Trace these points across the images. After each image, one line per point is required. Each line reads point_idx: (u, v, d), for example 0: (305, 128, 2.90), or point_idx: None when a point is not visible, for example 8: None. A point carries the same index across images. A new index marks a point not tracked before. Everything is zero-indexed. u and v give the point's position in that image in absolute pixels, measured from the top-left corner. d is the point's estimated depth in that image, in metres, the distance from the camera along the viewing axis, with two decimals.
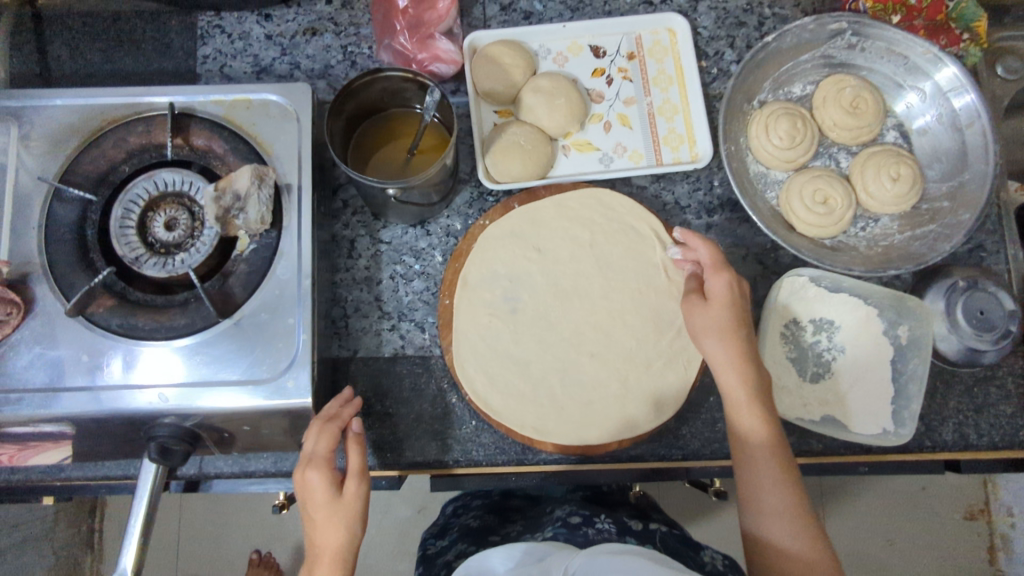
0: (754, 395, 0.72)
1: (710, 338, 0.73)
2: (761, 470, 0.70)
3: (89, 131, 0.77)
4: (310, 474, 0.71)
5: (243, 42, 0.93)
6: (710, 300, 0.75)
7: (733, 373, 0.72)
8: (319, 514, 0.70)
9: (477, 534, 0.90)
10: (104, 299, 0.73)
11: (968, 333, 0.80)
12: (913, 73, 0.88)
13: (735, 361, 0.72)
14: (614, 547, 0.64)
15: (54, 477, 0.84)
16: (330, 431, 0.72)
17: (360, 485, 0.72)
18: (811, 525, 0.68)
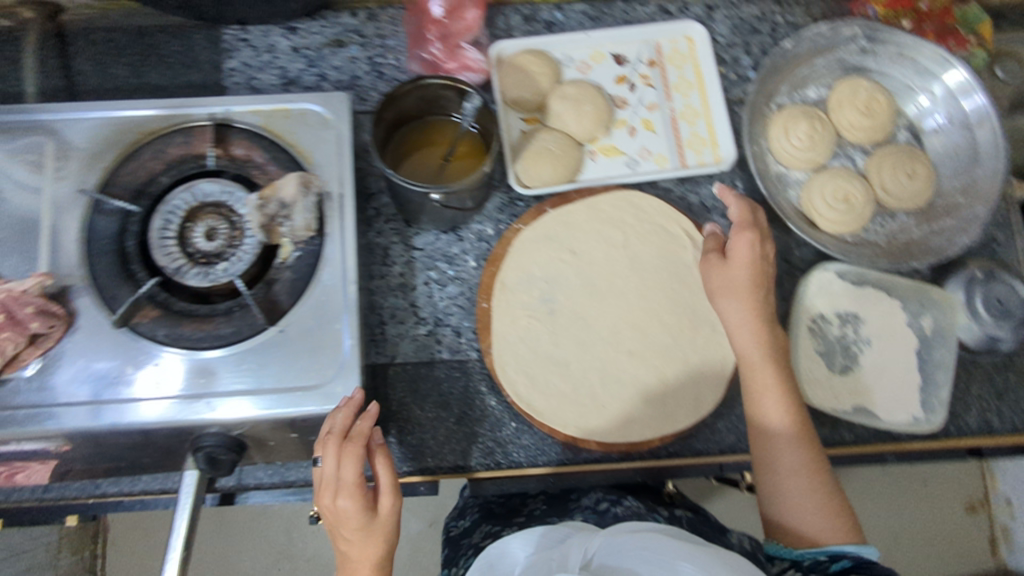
0: (772, 362, 0.76)
1: (727, 301, 0.78)
2: (777, 435, 0.74)
3: (127, 144, 0.77)
4: (341, 500, 0.67)
5: (269, 55, 0.94)
6: (728, 263, 0.79)
7: (752, 339, 0.76)
8: (355, 535, 0.68)
9: (503, 516, 0.88)
10: (148, 310, 0.73)
11: (990, 322, 0.83)
12: (923, 76, 0.92)
13: (751, 321, 0.77)
14: (632, 524, 0.65)
15: (89, 493, 0.83)
16: (354, 452, 0.67)
17: (394, 500, 0.70)
18: (823, 482, 0.72)
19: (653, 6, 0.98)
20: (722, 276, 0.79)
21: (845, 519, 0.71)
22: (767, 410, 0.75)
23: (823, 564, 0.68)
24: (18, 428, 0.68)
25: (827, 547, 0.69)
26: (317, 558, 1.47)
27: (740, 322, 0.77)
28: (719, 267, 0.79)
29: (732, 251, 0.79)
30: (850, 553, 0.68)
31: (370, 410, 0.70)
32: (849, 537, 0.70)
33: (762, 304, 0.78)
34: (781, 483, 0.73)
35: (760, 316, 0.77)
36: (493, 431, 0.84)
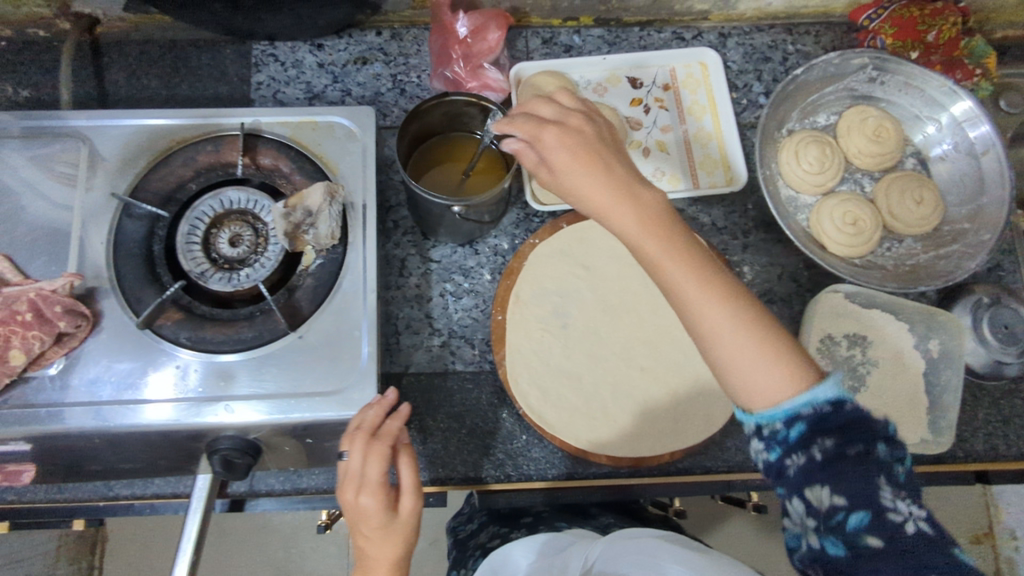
0: (653, 225, 0.57)
1: (598, 193, 0.58)
2: (692, 296, 0.55)
3: (158, 150, 0.80)
4: (363, 497, 0.65)
5: (296, 70, 0.97)
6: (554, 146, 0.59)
7: (607, 204, 0.58)
8: (374, 535, 0.65)
9: (507, 517, 0.91)
10: (171, 313, 0.74)
11: (996, 347, 0.85)
12: (930, 105, 0.94)
13: (604, 193, 0.57)
14: (631, 530, 0.68)
15: (101, 495, 0.83)
16: (380, 450, 0.66)
17: (415, 501, 0.68)
18: (776, 343, 0.54)
19: (668, 33, 1.01)
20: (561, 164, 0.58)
21: (798, 364, 0.54)
22: (673, 278, 0.56)
23: (779, 433, 0.53)
24: (41, 426, 0.69)
25: (783, 407, 0.53)
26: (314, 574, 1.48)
27: (584, 191, 0.58)
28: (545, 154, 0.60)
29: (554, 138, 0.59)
30: (815, 405, 0.52)
31: (401, 411, 0.70)
32: (812, 383, 0.53)
33: (606, 165, 0.59)
34: (717, 351, 0.55)
35: (583, 169, 0.58)
36: (504, 443, 0.85)
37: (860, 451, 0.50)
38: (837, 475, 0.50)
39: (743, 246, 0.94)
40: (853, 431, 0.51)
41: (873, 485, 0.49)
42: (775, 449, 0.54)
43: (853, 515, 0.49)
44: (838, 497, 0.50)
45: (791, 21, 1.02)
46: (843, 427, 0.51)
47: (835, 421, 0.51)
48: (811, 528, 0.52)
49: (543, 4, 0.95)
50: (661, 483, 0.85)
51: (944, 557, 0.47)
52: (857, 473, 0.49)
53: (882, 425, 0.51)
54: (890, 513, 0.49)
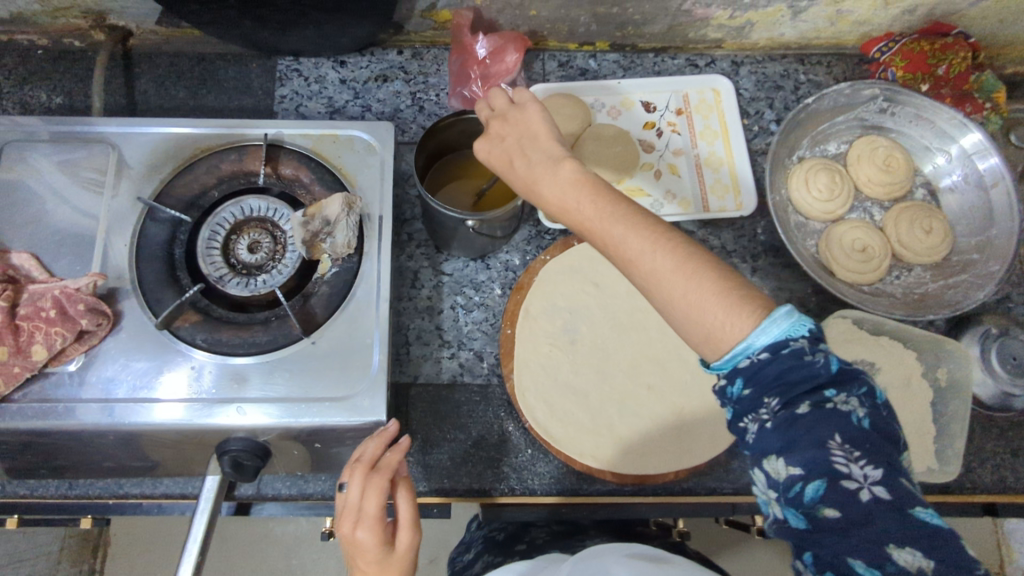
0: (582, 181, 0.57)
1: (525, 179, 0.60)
2: (618, 252, 0.55)
3: (183, 158, 0.82)
4: (360, 531, 0.63)
5: (318, 85, 1.00)
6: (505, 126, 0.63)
7: (533, 181, 0.60)
8: (370, 571, 0.63)
9: (502, 544, 0.87)
10: (189, 315, 0.76)
11: (1006, 378, 0.85)
12: (940, 137, 0.96)
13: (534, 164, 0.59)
14: (596, 549, 0.64)
15: (111, 493, 0.85)
16: (378, 483, 0.65)
17: (413, 537, 0.65)
18: (709, 283, 0.50)
19: (682, 59, 1.04)
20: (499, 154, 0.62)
21: (738, 303, 0.50)
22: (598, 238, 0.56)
23: (728, 390, 0.51)
24: (59, 421, 0.71)
25: (734, 354, 0.50)
26: None
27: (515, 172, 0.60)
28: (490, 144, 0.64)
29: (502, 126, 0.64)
30: (755, 353, 0.49)
31: (402, 442, 0.69)
32: (755, 325, 0.49)
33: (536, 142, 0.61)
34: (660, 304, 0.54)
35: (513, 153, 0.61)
36: (509, 456, 0.85)
37: (809, 406, 0.48)
38: (788, 439, 0.48)
39: (752, 269, 0.95)
40: (796, 382, 0.48)
41: (823, 448, 0.46)
42: (730, 409, 0.52)
43: (807, 486, 0.47)
44: (793, 467, 0.47)
45: (804, 51, 1.04)
46: (785, 379, 0.48)
47: (773, 373, 0.48)
48: (773, 499, 0.50)
49: (560, 29, 0.98)
50: (665, 503, 0.85)
51: (902, 519, 0.45)
52: (807, 436, 0.47)
53: (829, 365, 0.49)
54: (844, 477, 0.46)
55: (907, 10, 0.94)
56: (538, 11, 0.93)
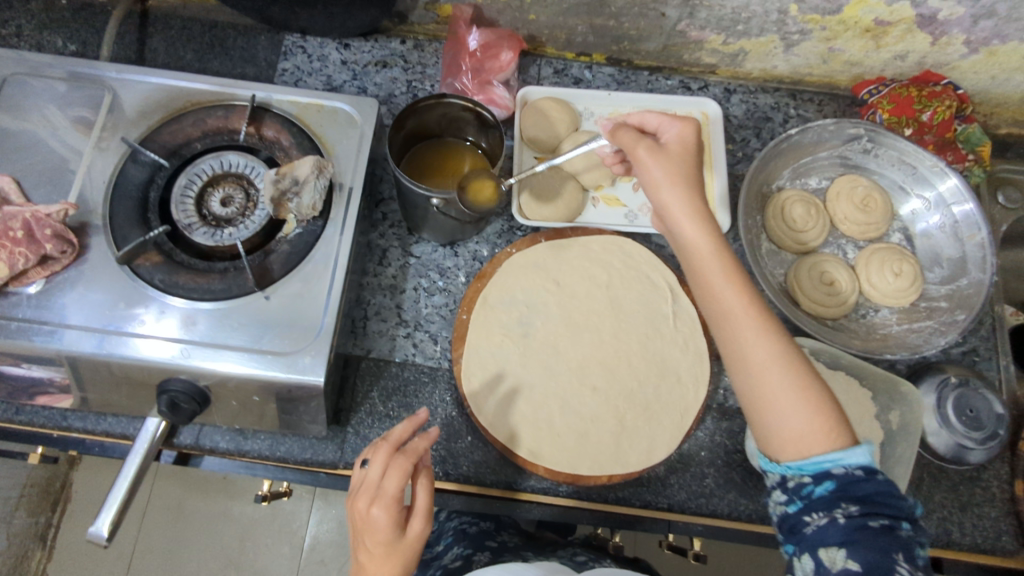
0: (721, 248, 0.65)
1: (677, 212, 0.67)
2: (741, 321, 0.62)
3: (173, 109, 0.86)
4: (375, 510, 0.65)
5: (320, 63, 1.04)
6: (667, 147, 0.70)
7: (687, 214, 0.66)
8: (377, 550, 0.66)
9: (475, 539, 0.93)
10: (151, 255, 0.78)
11: (960, 430, 0.83)
12: (920, 182, 0.97)
13: (689, 211, 0.66)
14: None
15: (55, 425, 0.85)
16: (401, 466, 0.66)
17: (424, 524, 0.68)
18: (814, 394, 0.59)
19: (675, 81, 1.06)
20: (662, 163, 0.68)
21: (834, 422, 0.59)
22: (727, 302, 0.63)
23: (806, 487, 0.58)
24: (10, 340, 0.72)
25: (812, 459, 0.58)
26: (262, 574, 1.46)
27: (674, 198, 0.66)
28: (654, 148, 0.69)
29: (668, 146, 0.70)
30: (846, 466, 0.57)
31: (429, 431, 0.70)
32: (846, 445, 0.58)
33: (695, 180, 0.68)
34: (755, 380, 0.61)
35: (683, 177, 0.67)
36: (447, 441, 0.84)
37: (881, 524, 0.55)
38: (852, 540, 0.55)
39: None
40: (879, 504, 0.56)
41: (889, 557, 0.53)
42: (795, 503, 0.59)
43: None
44: (853, 562, 0.54)
45: (796, 87, 1.06)
46: (866, 496, 0.56)
47: (865, 489, 0.56)
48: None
49: (558, 36, 1.01)
50: (599, 511, 0.84)
51: None
52: (872, 542, 0.54)
53: (908, 505, 0.58)
54: None
55: (898, 55, 0.96)
56: (536, 16, 0.96)
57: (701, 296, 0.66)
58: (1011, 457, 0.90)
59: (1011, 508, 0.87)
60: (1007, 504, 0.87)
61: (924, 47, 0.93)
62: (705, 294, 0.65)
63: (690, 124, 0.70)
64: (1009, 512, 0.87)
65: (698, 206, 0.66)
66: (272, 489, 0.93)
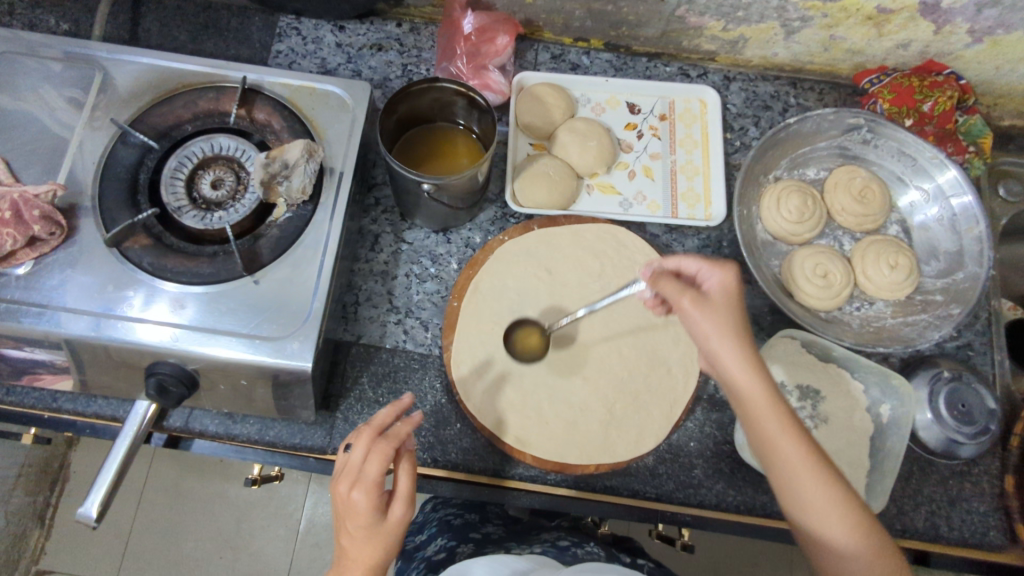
0: (777, 405, 0.61)
1: (733, 373, 0.62)
2: (806, 479, 0.60)
3: (164, 91, 0.85)
4: (356, 493, 0.65)
5: (315, 45, 1.03)
6: (710, 296, 0.65)
7: (742, 368, 0.62)
8: (358, 533, 0.66)
9: (458, 531, 0.94)
10: (140, 238, 0.78)
11: (951, 425, 0.82)
12: (918, 174, 0.96)
13: (746, 371, 0.62)
14: (593, 568, 0.69)
15: (45, 406, 0.86)
16: (383, 450, 0.66)
17: (405, 510, 0.68)
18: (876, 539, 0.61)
19: (674, 67, 1.05)
20: (716, 320, 0.63)
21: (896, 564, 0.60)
22: (793, 465, 0.61)
23: None
24: None
25: None
26: (258, 555, 1.47)
27: (731, 358, 0.62)
28: (700, 300, 0.64)
29: (710, 294, 0.66)
30: None
31: (413, 417, 0.69)
32: None
33: (745, 332, 0.64)
34: (822, 531, 0.61)
35: (737, 333, 0.63)
36: (436, 428, 0.84)
37: None
38: None
39: None
40: None
41: None
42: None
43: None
44: None
45: (798, 75, 1.05)
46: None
47: None
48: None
49: (555, 21, 1.00)
50: (586, 500, 0.83)
51: None
52: None
53: None
54: None
55: (901, 44, 0.95)
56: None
57: (756, 448, 0.63)
58: (1002, 452, 0.90)
59: (1000, 503, 0.87)
60: (996, 499, 0.87)
61: (927, 36, 0.92)
62: (765, 453, 0.62)
63: (731, 270, 0.66)
64: (997, 507, 0.87)
65: (753, 361, 0.62)
66: (261, 473, 0.94)
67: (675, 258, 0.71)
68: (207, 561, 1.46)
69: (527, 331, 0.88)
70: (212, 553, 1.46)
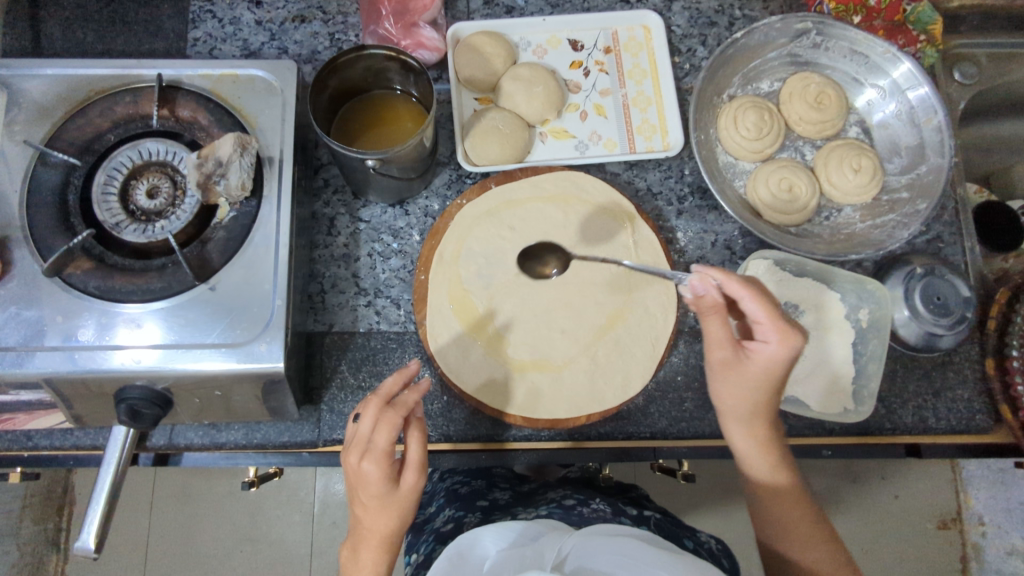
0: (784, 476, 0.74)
1: (736, 422, 0.74)
2: (796, 540, 0.72)
3: (76, 101, 0.80)
4: (366, 464, 0.65)
5: (233, 27, 0.97)
6: (749, 358, 0.71)
7: (752, 441, 0.74)
8: (372, 503, 0.67)
9: (466, 499, 0.94)
10: (82, 262, 0.74)
11: (928, 319, 0.83)
12: (873, 71, 0.94)
13: (759, 446, 0.74)
14: (606, 530, 0.68)
15: (22, 446, 0.84)
16: (391, 419, 0.65)
17: (417, 477, 0.68)
18: None
19: None
20: (738, 386, 0.72)
21: None
22: (782, 515, 0.73)
23: None
24: None
25: None
26: (278, 544, 1.48)
27: (740, 427, 0.74)
28: (736, 362, 0.71)
29: (754, 356, 0.70)
30: None
31: (420, 384, 0.68)
32: None
33: (766, 400, 0.72)
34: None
35: (756, 396, 0.72)
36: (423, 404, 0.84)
37: None
38: None
39: (678, 212, 0.93)
40: None
41: None
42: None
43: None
44: None
45: None
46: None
47: None
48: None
49: None
50: (582, 449, 0.84)
51: None
52: None
53: None
54: None
55: None
56: None
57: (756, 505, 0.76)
58: (981, 337, 0.91)
59: (983, 387, 0.89)
60: (980, 383, 0.89)
61: None
62: (760, 503, 0.75)
63: (785, 345, 0.68)
64: (981, 392, 0.89)
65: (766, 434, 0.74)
66: (259, 474, 0.93)
67: (739, 288, 0.69)
68: (229, 557, 1.47)
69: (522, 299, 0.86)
70: (231, 551, 1.47)
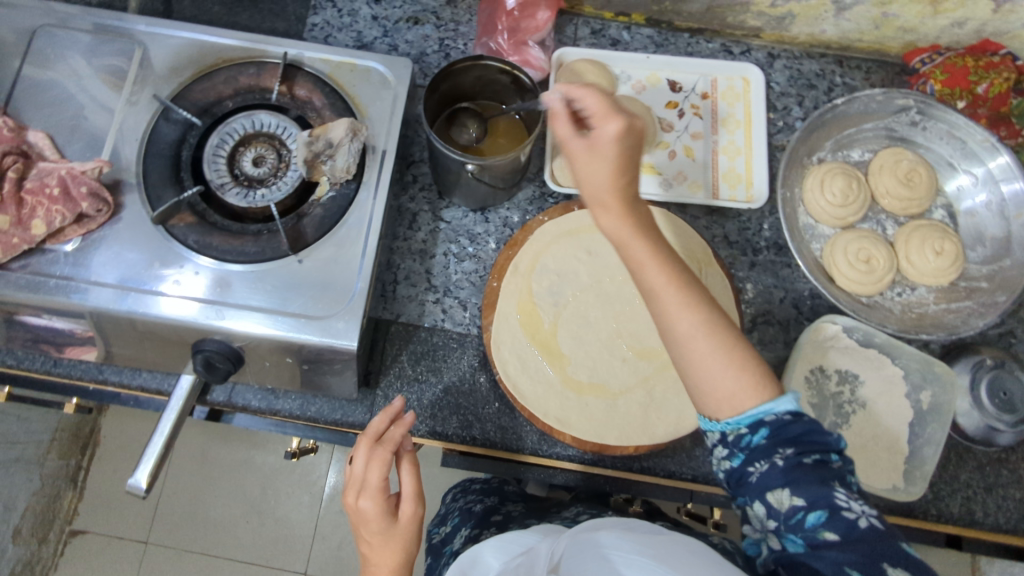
0: (650, 234, 0.65)
1: (605, 211, 0.64)
2: (666, 301, 0.63)
3: (202, 65, 0.84)
4: (364, 501, 0.67)
5: (350, 18, 1.01)
6: (596, 142, 0.61)
7: (630, 232, 0.64)
8: (374, 540, 0.68)
9: (481, 517, 0.92)
10: (185, 215, 0.78)
11: (991, 412, 0.82)
12: (969, 158, 0.94)
13: (640, 233, 0.64)
14: (593, 525, 0.63)
15: (91, 376, 0.87)
16: (382, 455, 0.69)
17: (414, 509, 0.70)
18: (741, 359, 0.62)
19: (717, 44, 1.02)
20: (595, 170, 0.62)
21: (759, 375, 0.61)
22: (650, 279, 0.63)
23: (744, 439, 0.60)
24: (48, 296, 0.73)
25: (747, 414, 0.60)
26: (284, 521, 1.50)
27: (612, 221, 0.64)
28: (586, 149, 0.61)
29: (597, 141, 0.61)
30: (778, 413, 0.59)
31: (405, 419, 0.72)
32: (775, 395, 0.61)
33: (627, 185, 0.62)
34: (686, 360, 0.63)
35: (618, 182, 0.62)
36: (476, 406, 0.86)
37: None
38: None
39: (751, 263, 0.94)
40: None
41: None
42: (738, 456, 0.61)
43: (811, 513, 0.55)
44: None
45: (844, 53, 1.03)
46: (799, 437, 0.59)
47: None
48: (772, 529, 0.58)
49: None
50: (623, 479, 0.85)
51: None
52: None
53: None
54: None
55: (957, 22, 0.95)
56: None
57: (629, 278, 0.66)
58: None
59: None
60: None
61: (985, 15, 0.92)
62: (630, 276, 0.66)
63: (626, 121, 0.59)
64: None
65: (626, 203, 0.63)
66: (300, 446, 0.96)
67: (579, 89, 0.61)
68: (233, 523, 1.49)
69: (591, 321, 0.87)
70: (239, 518, 1.49)
